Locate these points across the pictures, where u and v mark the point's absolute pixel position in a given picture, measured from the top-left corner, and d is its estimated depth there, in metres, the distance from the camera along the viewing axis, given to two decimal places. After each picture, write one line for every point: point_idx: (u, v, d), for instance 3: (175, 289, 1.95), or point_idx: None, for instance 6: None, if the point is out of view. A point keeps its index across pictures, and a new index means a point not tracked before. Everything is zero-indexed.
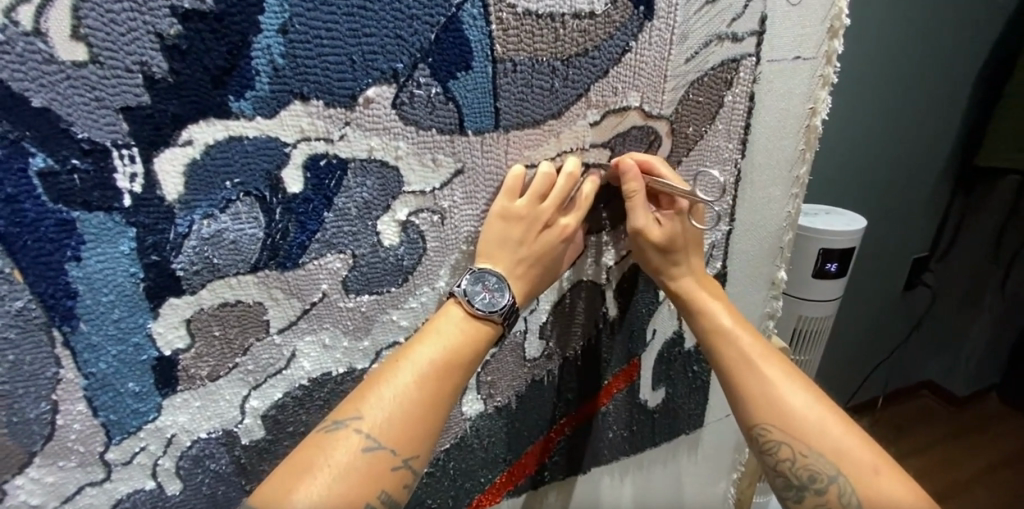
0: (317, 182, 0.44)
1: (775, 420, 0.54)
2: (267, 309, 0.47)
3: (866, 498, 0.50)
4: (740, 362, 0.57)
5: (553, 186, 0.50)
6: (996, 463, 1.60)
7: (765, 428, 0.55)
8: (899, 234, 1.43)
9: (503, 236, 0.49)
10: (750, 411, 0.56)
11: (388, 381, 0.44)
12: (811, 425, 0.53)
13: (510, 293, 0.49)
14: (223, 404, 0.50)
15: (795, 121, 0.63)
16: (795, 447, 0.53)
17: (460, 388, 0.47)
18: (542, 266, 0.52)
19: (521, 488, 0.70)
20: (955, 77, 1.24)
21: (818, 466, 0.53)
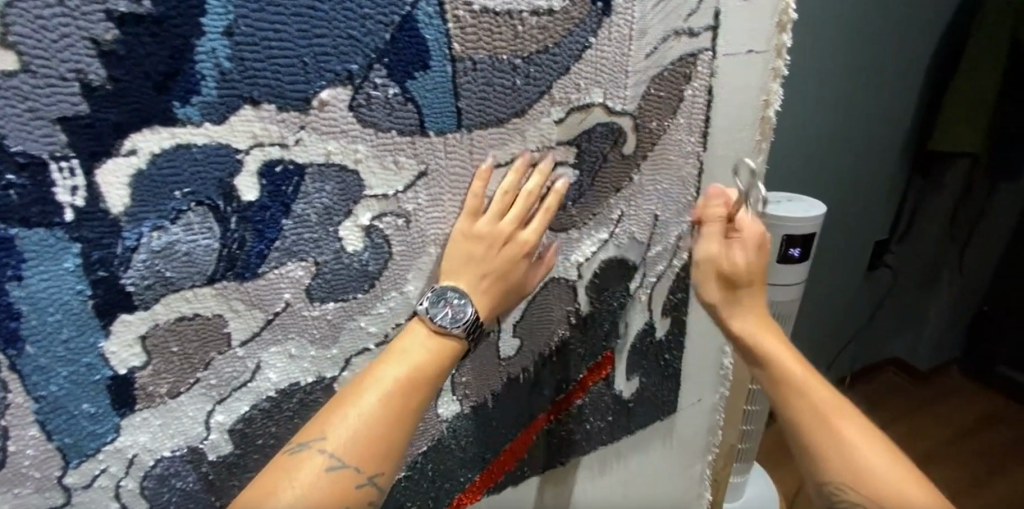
0: (273, 188, 0.43)
1: (850, 482, 0.51)
2: (227, 321, 0.46)
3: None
4: (811, 418, 0.53)
5: (513, 204, 0.51)
6: (958, 432, 1.68)
7: (839, 489, 0.51)
8: (861, 217, 1.48)
9: (467, 256, 0.49)
10: (823, 471, 0.52)
11: (353, 401, 0.44)
12: (891, 488, 0.49)
13: (473, 306, 0.48)
14: (186, 421, 0.48)
15: (751, 113, 0.64)
16: None
17: (427, 405, 0.46)
18: (508, 282, 0.51)
19: (501, 484, 0.70)
20: (908, 64, 1.29)
21: None
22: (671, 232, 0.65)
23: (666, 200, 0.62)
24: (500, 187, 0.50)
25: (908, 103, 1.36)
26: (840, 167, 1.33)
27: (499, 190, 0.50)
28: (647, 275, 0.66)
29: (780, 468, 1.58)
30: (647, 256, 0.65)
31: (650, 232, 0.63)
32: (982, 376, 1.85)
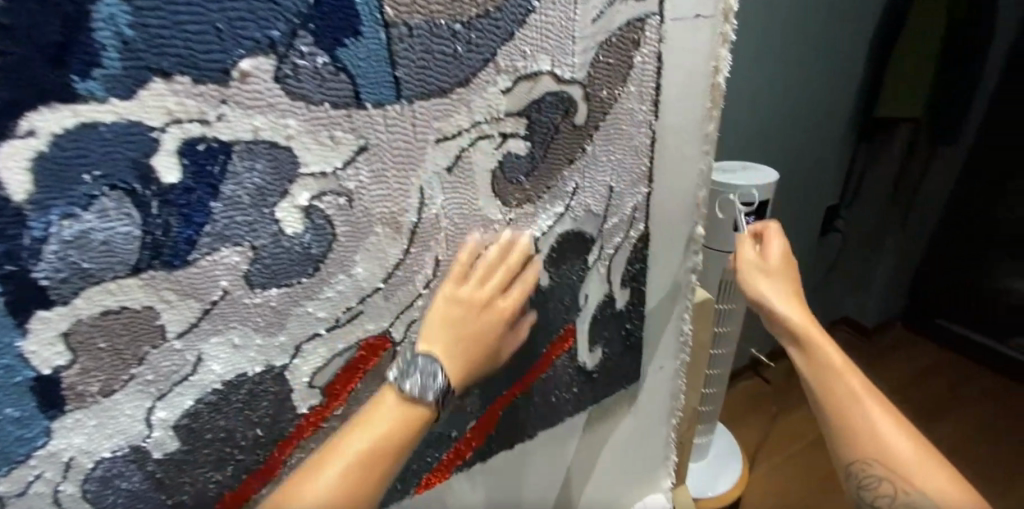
0: (196, 168, 0.40)
1: (877, 456, 0.63)
2: (160, 313, 0.43)
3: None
4: (846, 402, 0.65)
5: (494, 273, 0.56)
6: (904, 383, 1.79)
7: (867, 463, 0.63)
8: (812, 182, 1.55)
9: (449, 320, 0.53)
10: (852, 448, 0.64)
11: (320, 473, 0.47)
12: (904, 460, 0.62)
13: (442, 375, 0.50)
14: (125, 419, 0.46)
15: (700, 81, 0.63)
16: (894, 481, 0.61)
17: (390, 474, 0.49)
18: (478, 346, 0.54)
19: (470, 461, 0.70)
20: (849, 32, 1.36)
21: (915, 498, 0.60)
22: (626, 203, 0.65)
23: (620, 170, 0.61)
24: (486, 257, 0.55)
25: (854, 73, 1.44)
26: (787, 131, 1.40)
27: (485, 259, 0.55)
28: (604, 247, 0.66)
29: (742, 427, 1.66)
30: (604, 228, 0.65)
31: (606, 204, 0.63)
32: (926, 330, 1.97)
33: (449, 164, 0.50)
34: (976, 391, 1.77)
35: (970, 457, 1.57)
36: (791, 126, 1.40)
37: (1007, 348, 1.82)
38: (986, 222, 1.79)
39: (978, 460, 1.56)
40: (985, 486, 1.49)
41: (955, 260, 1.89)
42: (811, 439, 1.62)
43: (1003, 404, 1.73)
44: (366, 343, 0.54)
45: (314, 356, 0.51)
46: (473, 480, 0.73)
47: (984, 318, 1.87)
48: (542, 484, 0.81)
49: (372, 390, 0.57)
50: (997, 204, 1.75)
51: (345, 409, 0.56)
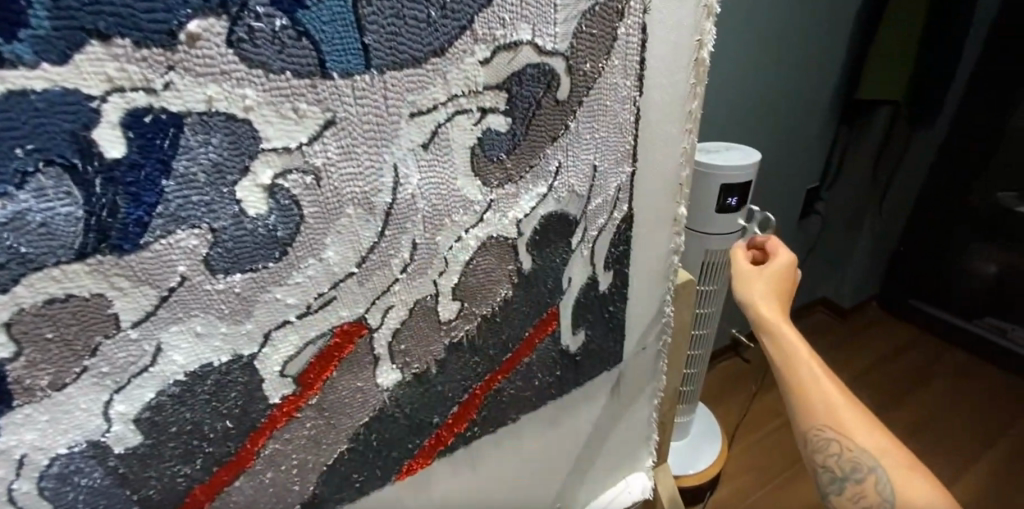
0: (144, 142, 0.36)
1: (832, 424, 0.68)
2: (112, 301, 0.40)
3: (900, 492, 0.63)
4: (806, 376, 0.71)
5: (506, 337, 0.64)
6: (875, 361, 1.86)
7: (823, 430, 0.68)
8: (794, 164, 1.55)
9: None
10: (811, 417, 0.69)
11: None
12: (856, 428, 0.67)
13: None
14: (80, 414, 0.43)
15: (685, 56, 0.61)
16: (845, 445, 0.67)
17: None
18: None
19: (453, 447, 0.69)
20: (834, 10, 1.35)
21: (863, 461, 0.66)
22: (610, 183, 0.63)
23: (603, 148, 0.59)
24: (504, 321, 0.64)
25: (837, 54, 1.43)
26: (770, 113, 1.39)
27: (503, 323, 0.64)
28: (588, 229, 0.65)
29: (721, 406, 1.70)
30: (587, 210, 0.63)
31: (590, 184, 0.61)
32: (897, 311, 2.04)
33: (425, 140, 0.47)
34: (942, 368, 1.84)
35: (935, 430, 1.63)
36: (775, 107, 1.39)
37: (970, 325, 1.91)
38: (958, 206, 1.84)
39: (943, 434, 1.62)
40: (949, 458, 1.55)
41: (927, 243, 1.93)
42: (787, 416, 1.67)
43: (966, 380, 1.81)
44: (341, 330, 0.51)
45: (285, 344, 0.49)
46: (455, 466, 0.72)
47: (951, 298, 1.94)
48: (525, 467, 0.81)
49: (348, 378, 0.55)
50: (970, 188, 1.79)
51: (321, 398, 0.54)
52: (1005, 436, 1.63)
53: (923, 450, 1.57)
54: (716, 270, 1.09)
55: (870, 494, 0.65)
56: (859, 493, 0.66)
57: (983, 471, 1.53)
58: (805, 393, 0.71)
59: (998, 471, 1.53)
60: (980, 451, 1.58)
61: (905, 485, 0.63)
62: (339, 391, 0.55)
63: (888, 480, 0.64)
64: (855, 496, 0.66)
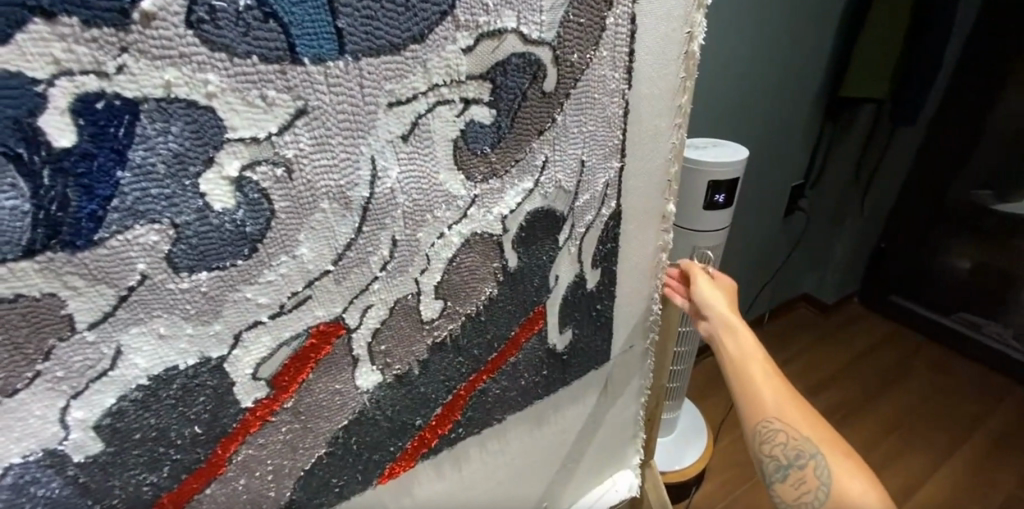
0: (96, 129, 0.34)
1: (773, 411, 0.69)
2: (66, 302, 0.37)
3: (837, 476, 0.63)
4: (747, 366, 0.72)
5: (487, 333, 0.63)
6: (858, 355, 1.88)
7: (764, 418, 0.69)
8: (781, 160, 1.56)
9: None
10: (753, 405, 0.70)
11: None
12: (797, 416, 0.68)
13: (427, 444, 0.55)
14: (34, 421, 0.40)
15: (674, 48, 0.60)
16: (787, 431, 0.67)
17: None
18: None
19: (437, 448, 0.68)
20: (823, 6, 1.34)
21: (804, 446, 0.66)
22: (598, 179, 0.61)
23: (591, 143, 0.58)
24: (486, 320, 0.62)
25: (824, 51, 1.43)
26: (758, 108, 1.39)
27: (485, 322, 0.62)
28: (575, 226, 0.63)
29: (707, 400, 1.71)
30: (575, 206, 0.61)
31: (577, 179, 0.59)
32: (878, 306, 2.07)
33: (405, 132, 0.45)
34: (922, 363, 1.87)
35: (916, 423, 1.66)
36: (763, 103, 1.39)
37: (948, 321, 1.93)
38: (936, 204, 1.86)
39: (923, 426, 1.65)
40: (928, 450, 1.58)
41: (907, 240, 1.95)
42: None
43: (945, 374, 1.84)
44: (317, 330, 0.49)
45: (257, 346, 0.47)
46: (439, 467, 0.70)
47: (931, 295, 1.96)
48: (511, 466, 0.80)
49: (326, 380, 0.53)
50: (947, 186, 1.81)
51: (296, 401, 0.52)
52: (982, 428, 1.66)
53: (904, 443, 1.59)
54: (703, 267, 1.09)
55: (809, 481, 0.64)
56: (801, 479, 0.65)
57: (962, 462, 1.56)
58: (749, 380, 0.72)
59: (976, 462, 1.56)
60: (958, 442, 1.61)
61: (843, 470, 0.63)
62: (316, 393, 0.53)
63: (827, 465, 0.64)
64: (796, 483, 0.65)
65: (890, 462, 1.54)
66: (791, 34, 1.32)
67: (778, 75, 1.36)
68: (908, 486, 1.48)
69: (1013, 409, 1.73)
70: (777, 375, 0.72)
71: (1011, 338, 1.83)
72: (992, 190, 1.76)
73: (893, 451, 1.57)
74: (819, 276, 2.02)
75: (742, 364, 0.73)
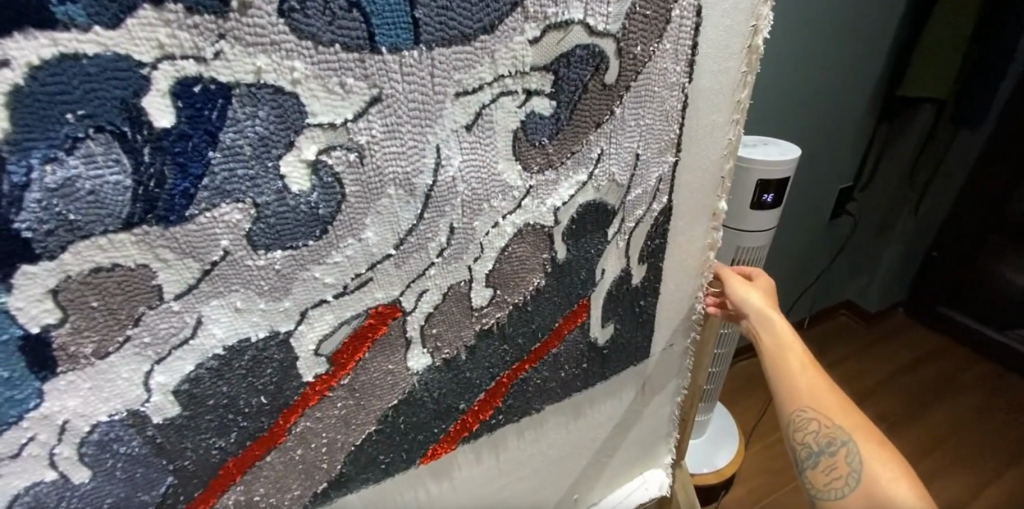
0: (192, 112, 0.36)
1: (805, 399, 0.68)
2: (156, 273, 0.40)
3: (869, 463, 0.62)
4: (780, 353, 0.72)
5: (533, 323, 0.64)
6: (901, 368, 1.80)
7: (796, 405, 0.68)
8: (829, 161, 1.50)
9: None
10: (785, 390, 0.70)
11: None
12: (830, 404, 0.67)
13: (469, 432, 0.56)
14: (122, 383, 0.43)
15: (737, 41, 0.58)
16: (819, 419, 0.66)
17: None
18: None
19: (476, 434, 0.69)
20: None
21: (836, 434, 0.65)
22: (651, 173, 0.60)
23: (647, 136, 0.57)
24: (532, 311, 0.62)
25: (882, 49, 1.37)
26: (809, 106, 1.34)
27: (531, 312, 0.62)
28: (625, 221, 0.63)
29: (738, 406, 1.67)
30: (626, 200, 0.61)
31: (631, 173, 0.59)
32: (926, 318, 1.98)
33: (469, 122, 0.46)
34: (973, 379, 1.78)
35: (963, 441, 1.58)
36: (815, 100, 1.34)
37: (1005, 338, 1.83)
38: (996, 213, 1.76)
39: (972, 447, 1.57)
40: (973, 470, 1.51)
41: (962, 250, 1.86)
42: None
43: (997, 393, 1.74)
44: (376, 311, 0.51)
45: (320, 323, 0.49)
46: (477, 451, 0.72)
47: (986, 309, 1.86)
48: (545, 456, 0.81)
49: (380, 360, 0.55)
50: (1009, 195, 1.71)
51: (352, 378, 0.54)
52: None
53: (947, 461, 1.52)
54: None
55: (839, 467, 0.63)
56: (831, 466, 0.64)
57: (1012, 485, 1.48)
58: (784, 369, 0.71)
59: None
60: (1009, 465, 1.53)
61: (876, 459, 0.62)
62: (370, 372, 0.55)
63: (859, 453, 0.63)
64: (827, 470, 0.64)
65: (933, 480, 1.47)
66: (849, 29, 1.27)
67: (832, 72, 1.31)
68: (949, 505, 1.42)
69: None
70: (812, 363, 0.71)
71: None
72: None
73: (936, 469, 1.50)
74: (863, 283, 1.94)
75: (777, 351, 0.73)
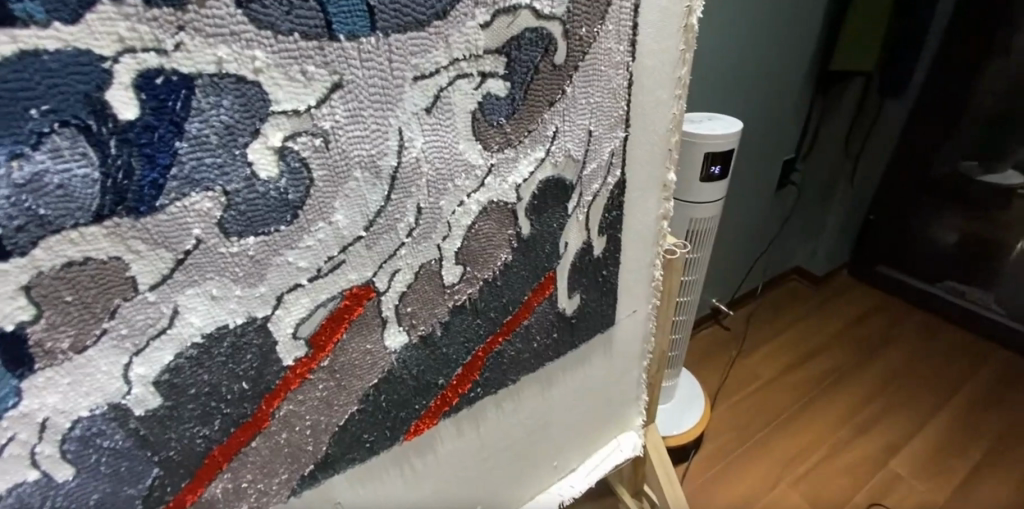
0: (156, 103, 0.37)
1: None
2: (129, 265, 0.41)
3: None
4: None
5: (504, 298, 0.67)
6: (847, 325, 1.96)
7: None
8: (772, 134, 1.60)
9: None
10: None
11: None
12: None
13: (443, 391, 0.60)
14: (101, 377, 0.44)
15: (675, 21, 0.63)
16: None
17: None
18: None
19: (456, 408, 0.72)
20: None
21: None
22: (604, 148, 0.65)
23: (597, 114, 0.61)
24: (501, 286, 0.66)
25: (815, 27, 1.47)
26: (752, 83, 1.42)
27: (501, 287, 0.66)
28: (583, 194, 0.67)
29: (703, 370, 1.78)
30: (583, 175, 0.65)
31: (586, 148, 0.63)
32: (867, 276, 2.14)
33: (428, 105, 0.48)
34: (909, 329, 1.95)
35: (904, 387, 1.74)
36: (757, 77, 1.43)
37: (937, 290, 2.00)
38: (923, 176, 1.92)
39: (910, 390, 1.73)
40: (913, 411, 1.67)
41: (896, 212, 2.02)
42: (765, 378, 1.76)
43: (932, 339, 1.92)
44: (350, 293, 0.53)
45: (297, 306, 0.50)
46: (458, 425, 0.76)
47: (919, 265, 2.04)
48: (524, 425, 0.86)
49: (358, 341, 0.57)
50: (934, 159, 1.88)
51: (332, 359, 0.56)
52: (965, 387, 1.75)
53: (890, 405, 1.68)
54: (701, 239, 1.14)
55: None
56: None
57: (945, 421, 1.65)
58: None
59: (959, 420, 1.65)
60: (943, 403, 1.70)
61: None
62: (350, 352, 0.57)
63: None
64: None
65: (877, 421, 1.63)
66: (784, 8, 1.35)
67: (770, 50, 1.40)
68: (890, 444, 1.57)
69: (997, 371, 1.81)
70: None
71: (993, 303, 1.91)
72: (979, 160, 1.82)
73: (879, 412, 1.66)
74: (810, 248, 2.09)
75: None
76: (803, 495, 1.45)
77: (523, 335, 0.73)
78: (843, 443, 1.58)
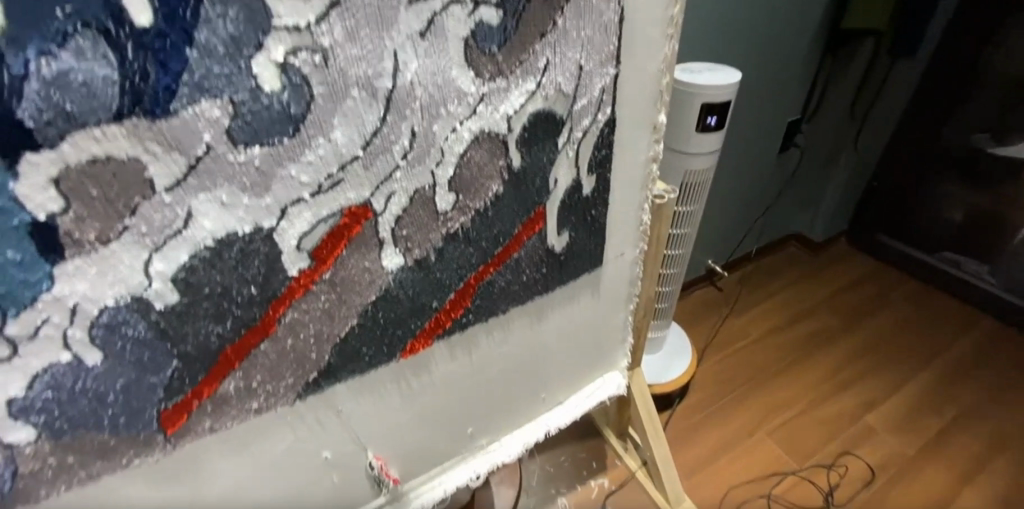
0: (168, 11, 0.40)
1: None
2: (147, 166, 0.45)
3: None
4: None
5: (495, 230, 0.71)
6: (838, 291, 2.00)
7: None
8: (777, 94, 1.59)
9: None
10: None
11: None
12: None
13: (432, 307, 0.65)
14: (124, 270, 0.49)
15: None
16: None
17: None
18: None
19: (449, 331, 0.78)
20: None
21: None
22: (595, 85, 0.67)
23: (589, 49, 0.63)
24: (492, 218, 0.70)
25: None
26: (759, 38, 1.40)
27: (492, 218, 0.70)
28: (573, 130, 0.69)
29: (693, 327, 1.84)
30: (573, 111, 0.67)
31: (576, 83, 0.65)
32: (864, 244, 2.16)
33: (422, 29, 0.51)
34: (899, 296, 2.00)
35: (886, 350, 1.80)
36: (764, 32, 1.40)
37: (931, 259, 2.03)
38: (930, 144, 1.91)
39: (892, 353, 1.79)
40: (892, 372, 1.73)
41: (899, 180, 2.02)
42: (752, 337, 1.82)
43: (920, 307, 1.96)
44: (349, 211, 0.57)
45: (300, 220, 0.55)
46: (452, 349, 0.82)
47: (918, 234, 2.05)
48: (514, 356, 0.92)
49: (357, 258, 0.61)
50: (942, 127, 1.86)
51: (333, 273, 0.61)
52: (947, 353, 1.81)
53: (871, 366, 1.75)
54: (695, 192, 1.17)
55: None
56: None
57: (922, 382, 1.71)
58: None
59: (937, 382, 1.72)
60: (922, 365, 1.76)
61: None
62: (349, 268, 0.61)
63: None
64: None
65: (857, 380, 1.70)
66: None
67: (779, 4, 1.37)
68: (867, 402, 1.65)
69: (980, 339, 1.86)
70: None
71: (987, 274, 1.93)
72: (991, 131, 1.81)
73: (859, 372, 1.73)
74: (809, 214, 2.11)
75: None
76: (778, 442, 1.54)
77: (514, 268, 0.77)
78: (822, 398, 1.65)
